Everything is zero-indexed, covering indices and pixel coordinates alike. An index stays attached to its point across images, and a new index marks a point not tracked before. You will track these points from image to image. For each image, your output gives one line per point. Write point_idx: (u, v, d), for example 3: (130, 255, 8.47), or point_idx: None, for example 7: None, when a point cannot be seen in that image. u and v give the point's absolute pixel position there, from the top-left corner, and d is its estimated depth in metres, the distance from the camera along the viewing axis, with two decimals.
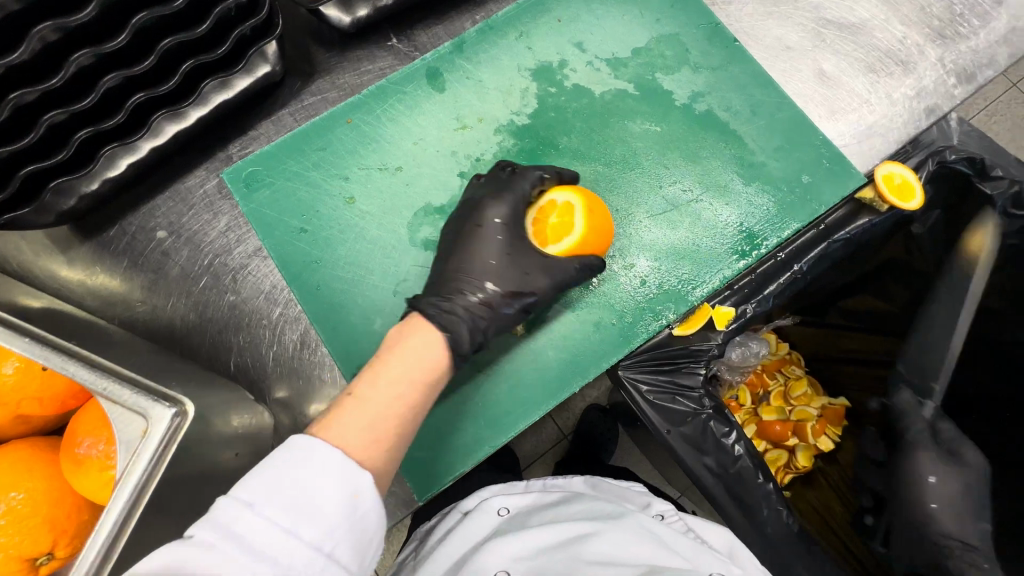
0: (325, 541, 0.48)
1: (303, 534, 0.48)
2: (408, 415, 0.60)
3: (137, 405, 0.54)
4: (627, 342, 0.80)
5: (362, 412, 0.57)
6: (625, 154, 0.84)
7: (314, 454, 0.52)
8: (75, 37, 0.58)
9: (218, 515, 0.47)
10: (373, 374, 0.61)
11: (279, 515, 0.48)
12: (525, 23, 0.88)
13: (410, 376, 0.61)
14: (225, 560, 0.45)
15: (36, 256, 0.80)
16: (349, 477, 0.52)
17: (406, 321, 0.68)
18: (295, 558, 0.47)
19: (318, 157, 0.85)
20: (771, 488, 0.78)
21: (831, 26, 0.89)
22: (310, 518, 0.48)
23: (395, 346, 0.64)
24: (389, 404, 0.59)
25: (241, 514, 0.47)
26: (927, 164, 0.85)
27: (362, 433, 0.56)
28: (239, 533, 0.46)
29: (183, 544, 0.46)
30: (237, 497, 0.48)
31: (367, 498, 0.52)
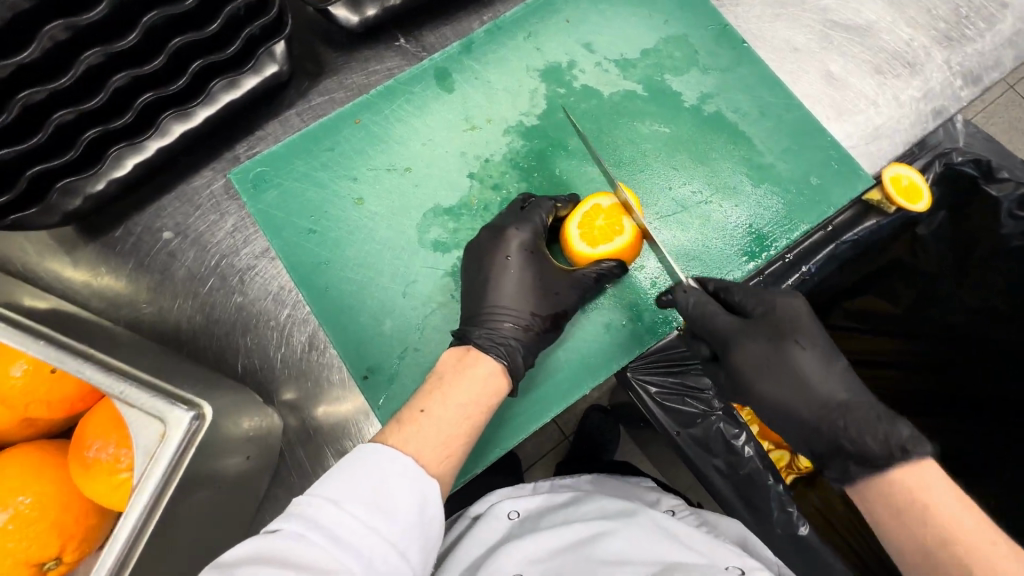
0: (400, 538, 0.50)
1: (382, 530, 0.50)
2: (471, 429, 0.62)
3: (155, 410, 0.54)
4: (636, 343, 0.81)
5: (436, 426, 0.60)
6: (634, 155, 0.84)
7: (395, 461, 0.54)
8: (85, 35, 0.58)
9: (302, 509, 0.49)
10: (441, 393, 0.63)
11: (361, 511, 0.50)
12: (534, 24, 0.87)
13: (472, 396, 0.64)
14: (312, 548, 0.46)
15: (41, 257, 0.79)
16: (420, 482, 0.54)
17: (468, 347, 0.70)
18: (373, 552, 0.48)
19: (325, 157, 0.84)
20: (782, 490, 0.76)
21: (838, 28, 0.89)
22: (389, 516, 0.50)
23: (463, 369, 0.67)
24: (454, 419, 0.61)
25: (324, 509, 0.49)
26: (933, 166, 0.83)
27: (432, 446, 0.58)
28: (324, 525, 0.48)
29: (273, 535, 0.47)
30: (321, 494, 0.50)
31: (435, 503, 0.54)
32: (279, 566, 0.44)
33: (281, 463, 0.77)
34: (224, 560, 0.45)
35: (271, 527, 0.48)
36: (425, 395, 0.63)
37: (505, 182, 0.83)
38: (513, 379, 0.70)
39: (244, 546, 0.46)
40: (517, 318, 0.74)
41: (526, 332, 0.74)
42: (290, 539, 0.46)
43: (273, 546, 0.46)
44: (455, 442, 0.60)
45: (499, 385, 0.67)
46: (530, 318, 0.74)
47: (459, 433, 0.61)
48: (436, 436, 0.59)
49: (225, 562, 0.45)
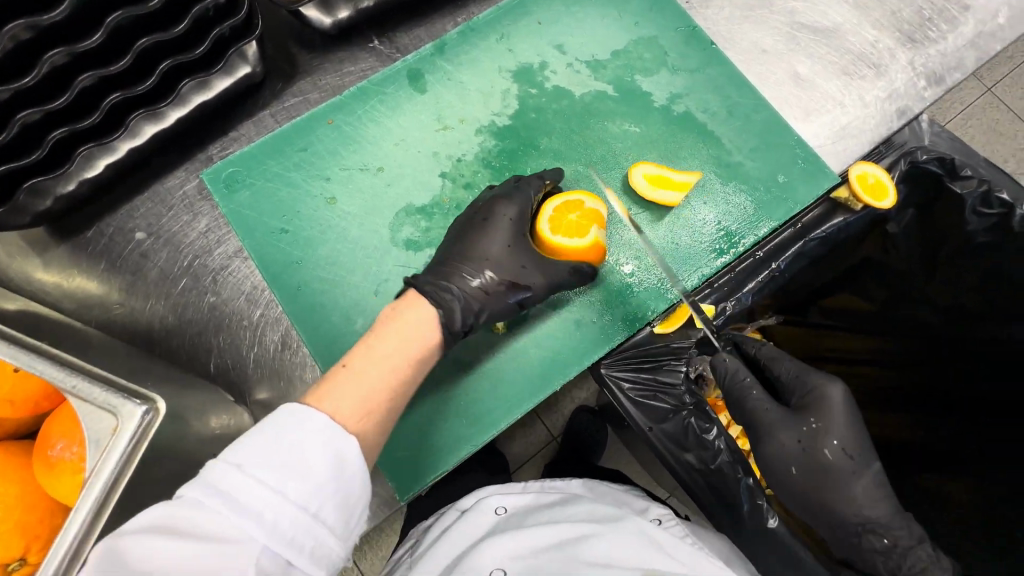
0: (310, 500, 0.48)
1: (290, 493, 0.47)
2: (397, 383, 0.61)
3: (107, 403, 0.53)
4: (608, 339, 0.82)
5: (359, 381, 0.58)
6: (605, 154, 0.86)
7: (310, 417, 0.52)
8: (49, 35, 0.58)
9: (206, 476, 0.47)
10: (366, 347, 0.63)
11: (265, 474, 0.47)
12: (506, 26, 0.88)
13: (398, 348, 0.63)
14: (214, 518, 0.45)
15: (10, 258, 0.79)
16: (336, 440, 0.51)
17: (404, 296, 0.71)
18: (279, 515, 0.46)
19: (299, 157, 0.85)
20: (751, 482, 0.78)
21: (805, 30, 0.91)
22: (299, 478, 0.48)
23: (392, 321, 0.66)
24: (379, 373, 0.60)
25: (228, 475, 0.46)
26: (898, 164, 0.86)
27: (354, 403, 0.57)
28: (227, 492, 0.46)
29: (176, 502, 0.46)
30: (224, 459, 0.48)
31: (354, 462, 0.52)
32: (173, 538, 0.43)
33: None
34: (125, 530, 0.45)
35: (177, 493, 0.46)
36: (352, 351, 0.63)
37: (477, 181, 0.84)
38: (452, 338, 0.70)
39: (147, 517, 0.45)
40: (477, 275, 0.75)
41: (483, 293, 0.75)
42: (190, 508, 0.45)
43: (172, 516, 0.45)
44: (380, 398, 0.59)
45: (431, 335, 0.67)
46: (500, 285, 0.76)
47: (384, 388, 0.60)
48: (358, 391, 0.58)
49: (125, 532, 0.44)
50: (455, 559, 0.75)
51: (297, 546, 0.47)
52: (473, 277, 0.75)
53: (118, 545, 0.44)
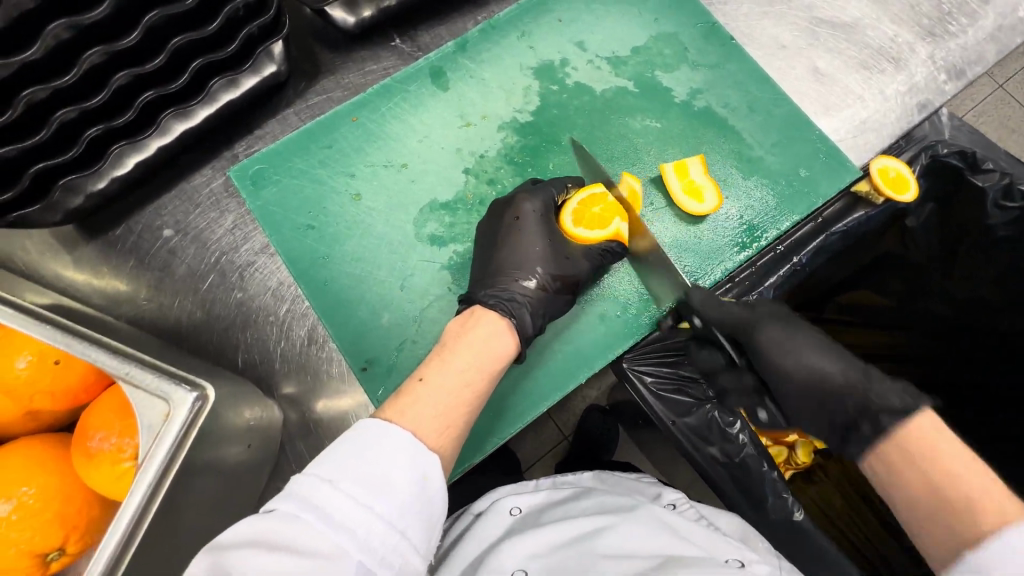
0: (399, 519, 0.49)
1: (382, 511, 0.48)
2: (473, 398, 0.62)
3: (158, 390, 0.55)
4: (631, 334, 0.83)
5: (436, 396, 0.59)
6: (626, 149, 0.86)
7: (392, 435, 0.53)
8: (88, 33, 0.59)
9: (296, 489, 0.48)
10: (441, 360, 0.64)
11: (355, 490, 0.48)
12: (527, 23, 0.89)
13: (473, 361, 0.64)
14: (307, 531, 0.45)
15: (42, 255, 0.81)
16: (418, 459, 0.53)
17: (472, 309, 0.71)
18: (371, 533, 0.47)
19: (323, 155, 0.86)
20: (776, 475, 0.78)
21: (824, 25, 0.91)
22: (387, 496, 0.49)
23: (463, 334, 0.67)
24: (454, 387, 0.61)
25: (320, 488, 0.48)
26: (919, 158, 0.85)
27: (430, 419, 0.58)
28: (319, 505, 0.47)
29: (266, 517, 0.46)
30: (313, 473, 0.49)
31: (434, 481, 0.53)
32: (272, 550, 0.44)
33: (283, 455, 0.78)
34: (221, 543, 0.45)
35: (268, 506, 0.47)
36: (426, 365, 0.64)
37: (500, 177, 0.85)
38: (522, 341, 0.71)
39: (239, 530, 0.45)
40: (529, 276, 0.77)
41: (541, 291, 0.77)
42: (285, 521, 0.46)
43: (269, 528, 0.45)
44: (455, 413, 0.60)
45: (503, 346, 0.68)
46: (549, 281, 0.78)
47: (460, 403, 0.60)
48: (435, 406, 0.59)
49: (219, 545, 0.45)
50: (474, 561, 0.75)
51: (387, 564, 0.47)
52: (527, 279, 0.77)
53: (217, 558, 0.44)
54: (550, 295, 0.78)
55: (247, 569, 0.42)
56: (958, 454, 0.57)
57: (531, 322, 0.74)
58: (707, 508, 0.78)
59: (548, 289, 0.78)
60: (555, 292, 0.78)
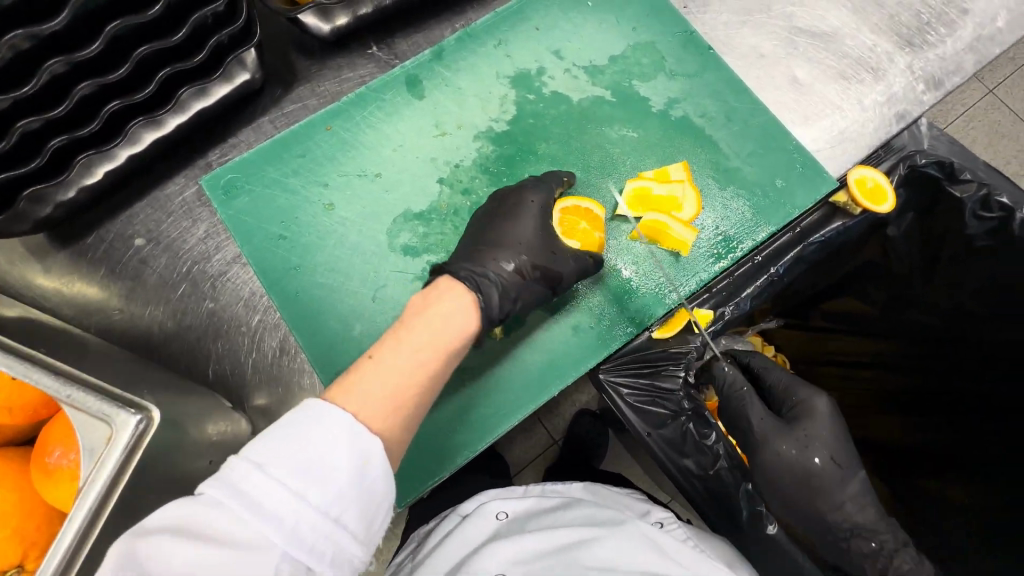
0: (332, 506, 0.48)
1: (311, 499, 0.47)
2: (426, 376, 0.60)
3: (102, 411, 0.53)
4: (604, 346, 0.82)
5: (384, 375, 0.58)
6: (603, 158, 0.86)
7: (329, 414, 0.51)
8: (47, 44, 0.58)
9: (225, 473, 0.47)
10: (395, 339, 0.62)
11: (285, 476, 0.47)
12: (504, 31, 0.89)
13: (428, 339, 0.62)
14: (229, 519, 0.45)
15: (11, 264, 0.80)
16: (357, 442, 0.51)
17: (434, 284, 0.70)
18: (300, 521, 0.46)
19: (297, 164, 0.85)
20: (750, 488, 0.78)
21: (803, 34, 0.91)
22: (319, 482, 0.48)
23: (423, 310, 0.65)
24: (406, 367, 0.59)
25: (249, 475, 0.46)
26: (898, 168, 0.85)
27: (376, 400, 0.56)
28: (247, 492, 0.46)
29: (193, 501, 0.46)
30: (244, 457, 0.48)
31: (377, 466, 0.51)
32: (193, 539, 0.44)
33: None
34: (146, 527, 0.45)
35: (195, 489, 0.46)
36: (379, 343, 0.62)
37: (476, 187, 0.84)
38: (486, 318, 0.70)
39: (164, 514, 0.45)
40: (508, 260, 0.76)
41: (518, 277, 0.75)
42: (211, 508, 0.45)
43: (190, 514, 0.45)
44: (405, 393, 0.58)
45: (464, 324, 0.66)
46: (529, 267, 0.77)
47: (412, 384, 0.59)
48: (382, 387, 0.57)
49: (144, 528, 0.45)
50: (457, 563, 0.75)
51: (317, 553, 0.46)
52: (505, 262, 0.75)
53: (140, 542, 0.44)
54: (527, 282, 0.76)
55: (168, 558, 0.43)
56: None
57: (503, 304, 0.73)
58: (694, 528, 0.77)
59: (526, 276, 0.76)
60: (534, 280, 0.77)
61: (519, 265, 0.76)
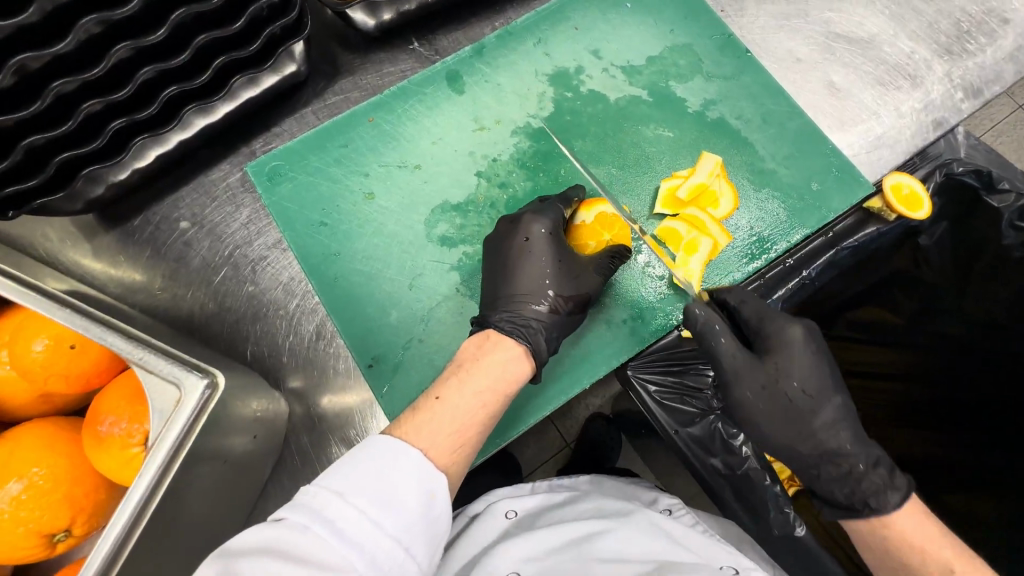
0: (404, 534, 0.50)
1: (386, 526, 0.49)
2: (486, 418, 0.63)
3: (171, 375, 0.57)
4: (638, 341, 0.83)
5: (450, 414, 0.61)
6: (638, 157, 0.87)
7: (404, 453, 0.54)
8: (116, 29, 0.61)
9: (307, 500, 0.49)
10: (457, 380, 0.65)
11: (365, 505, 0.49)
12: (544, 30, 0.90)
13: (488, 384, 0.65)
14: (317, 543, 0.46)
15: (62, 244, 0.83)
16: (428, 476, 0.54)
17: (486, 333, 0.73)
18: (377, 549, 0.48)
19: (339, 154, 0.87)
20: (779, 490, 0.78)
21: (841, 40, 0.91)
22: (394, 511, 0.50)
23: (482, 356, 0.69)
24: (469, 408, 0.62)
25: (331, 502, 0.48)
26: (934, 175, 0.85)
27: (443, 438, 0.59)
28: (330, 519, 0.47)
29: (281, 525, 0.47)
30: (325, 486, 0.50)
31: (443, 499, 0.54)
32: (282, 559, 0.44)
33: (286, 449, 0.79)
34: (231, 550, 0.46)
35: (276, 515, 0.48)
36: (441, 383, 0.65)
37: (512, 181, 0.86)
38: (536, 363, 0.73)
39: (249, 537, 0.46)
40: (541, 301, 0.76)
41: (553, 315, 0.76)
42: (297, 531, 0.46)
43: (278, 536, 0.46)
44: (468, 431, 0.61)
45: (519, 371, 0.69)
46: (556, 300, 0.76)
47: (473, 423, 0.62)
48: (448, 428, 0.60)
49: (230, 551, 0.46)
50: (470, 562, 0.75)
51: None
52: (535, 303, 0.76)
53: (229, 566, 0.44)
54: (564, 317, 0.77)
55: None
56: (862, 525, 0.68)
57: (546, 346, 0.74)
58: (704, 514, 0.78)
59: (560, 312, 0.76)
60: (568, 313, 0.77)
61: (549, 303, 0.76)
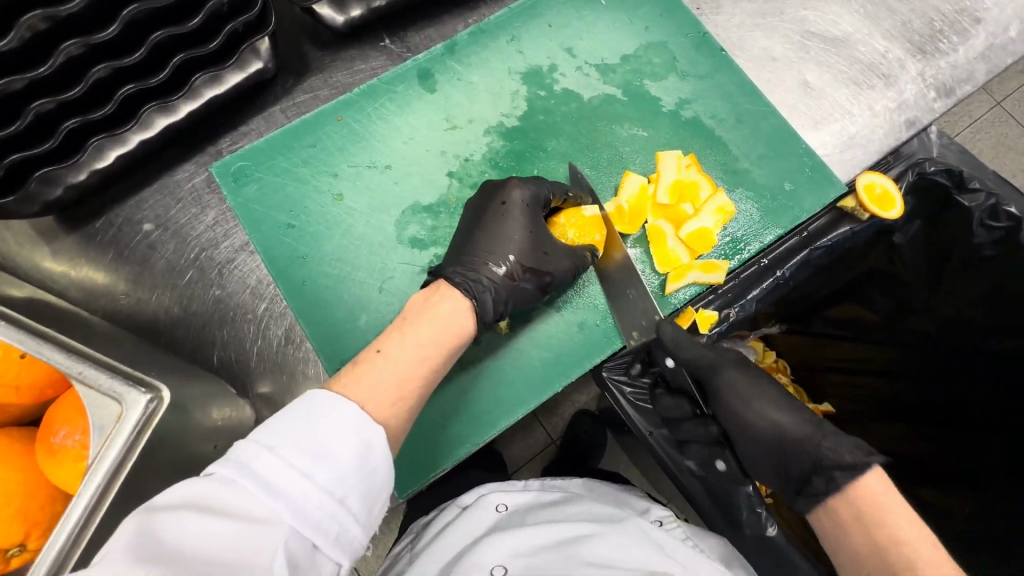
0: (338, 487, 0.48)
1: (317, 478, 0.48)
2: (429, 371, 0.63)
3: (112, 390, 0.54)
4: (610, 342, 0.82)
5: (390, 368, 0.60)
6: (613, 157, 0.86)
7: (337, 402, 0.53)
8: (64, 25, 0.58)
9: (237, 454, 0.47)
10: (400, 333, 0.64)
11: (295, 457, 0.48)
12: (517, 27, 0.89)
13: (433, 336, 0.64)
14: (243, 496, 0.45)
15: (20, 246, 0.80)
16: (363, 428, 0.52)
17: (437, 286, 0.71)
18: (308, 501, 0.47)
19: (307, 153, 0.85)
20: (751, 490, 0.78)
21: (815, 39, 0.91)
22: (326, 462, 0.48)
23: (427, 308, 0.67)
24: (411, 361, 0.61)
25: (259, 455, 0.47)
26: (906, 175, 0.84)
27: (381, 390, 0.58)
28: (258, 472, 0.46)
29: (205, 479, 0.46)
30: (256, 440, 0.48)
31: (380, 451, 0.52)
32: (205, 513, 0.43)
33: None
34: (154, 504, 0.44)
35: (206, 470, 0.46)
36: (385, 336, 0.64)
37: (485, 182, 0.85)
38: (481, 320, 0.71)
39: (173, 492, 0.45)
40: (500, 263, 0.75)
41: (508, 280, 0.75)
42: (223, 486, 0.45)
43: (204, 492, 0.44)
44: (410, 384, 0.60)
45: (464, 324, 0.68)
46: (516, 267, 0.76)
47: (413, 376, 0.61)
48: (388, 379, 0.59)
49: (152, 505, 0.44)
50: (453, 557, 0.74)
51: (322, 532, 0.47)
52: (496, 264, 0.75)
53: (149, 519, 0.43)
54: (515, 284, 0.76)
55: (180, 536, 0.42)
56: (908, 518, 0.64)
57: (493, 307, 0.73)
58: (693, 526, 0.78)
59: (516, 279, 0.76)
60: (524, 284, 0.77)
61: (510, 267, 0.76)
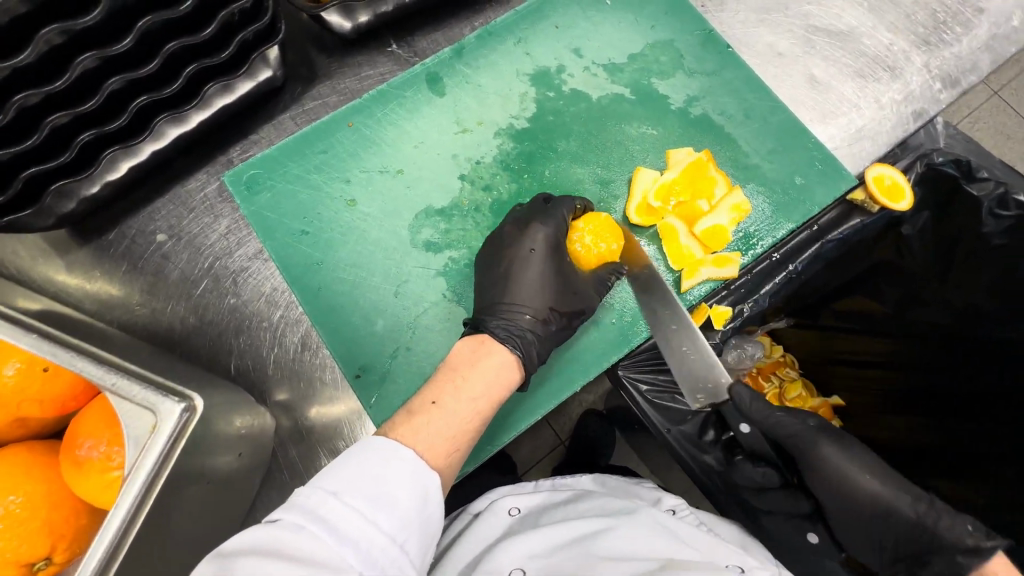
0: (399, 532, 0.49)
1: (382, 525, 0.48)
2: (480, 421, 0.63)
3: (146, 401, 0.55)
4: (627, 342, 0.81)
5: (443, 418, 0.60)
6: (623, 156, 0.86)
7: (398, 454, 0.53)
8: (80, 39, 0.59)
9: (302, 501, 0.47)
10: (452, 383, 0.64)
11: (362, 505, 0.48)
12: (524, 29, 0.89)
13: (483, 386, 0.65)
14: (310, 539, 0.44)
15: (34, 260, 0.80)
16: (421, 476, 0.53)
17: (480, 337, 0.72)
18: (372, 545, 0.47)
19: (318, 160, 0.85)
20: (771, 483, 0.79)
21: (820, 33, 0.91)
22: (389, 508, 0.49)
23: (475, 361, 0.68)
24: (463, 412, 0.62)
25: (327, 501, 0.47)
26: (915, 166, 0.86)
27: (437, 439, 0.58)
28: (324, 517, 0.46)
29: (273, 524, 0.45)
30: (322, 487, 0.49)
31: (437, 498, 0.53)
32: (276, 556, 0.43)
33: (275, 462, 0.78)
34: (225, 551, 0.44)
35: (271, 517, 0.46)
36: (437, 385, 0.64)
37: (496, 184, 0.85)
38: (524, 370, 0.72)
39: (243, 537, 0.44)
40: (527, 310, 0.76)
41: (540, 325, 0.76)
42: (292, 531, 0.45)
43: (271, 535, 0.44)
44: (463, 433, 0.61)
45: (511, 377, 0.68)
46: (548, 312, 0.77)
47: (467, 426, 0.61)
48: (443, 429, 0.59)
49: (225, 552, 0.44)
50: (472, 564, 0.73)
51: None
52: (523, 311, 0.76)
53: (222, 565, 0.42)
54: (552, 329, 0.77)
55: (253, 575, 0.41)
56: None
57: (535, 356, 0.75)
58: (707, 514, 0.80)
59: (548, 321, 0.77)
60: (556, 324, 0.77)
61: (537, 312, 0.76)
